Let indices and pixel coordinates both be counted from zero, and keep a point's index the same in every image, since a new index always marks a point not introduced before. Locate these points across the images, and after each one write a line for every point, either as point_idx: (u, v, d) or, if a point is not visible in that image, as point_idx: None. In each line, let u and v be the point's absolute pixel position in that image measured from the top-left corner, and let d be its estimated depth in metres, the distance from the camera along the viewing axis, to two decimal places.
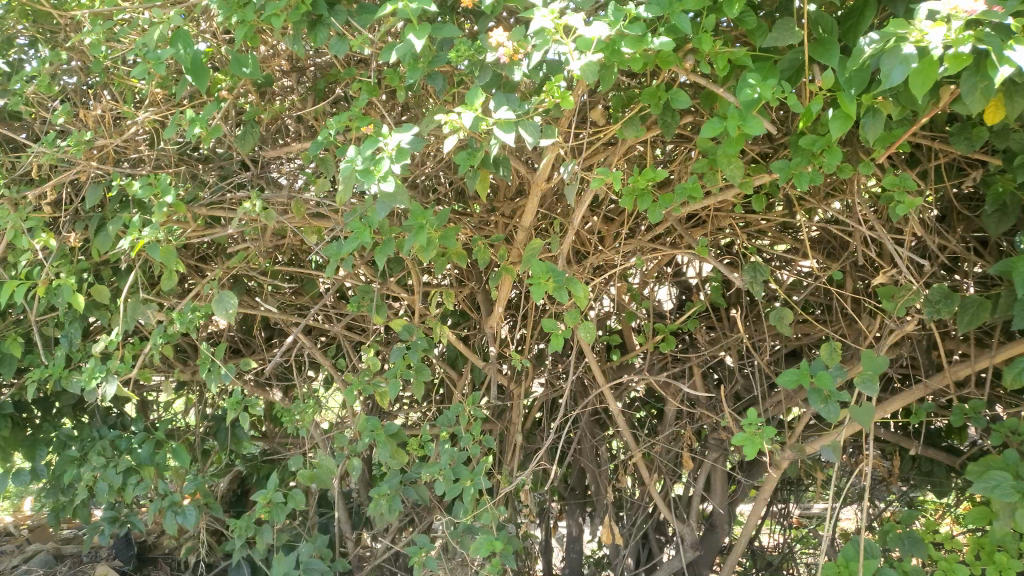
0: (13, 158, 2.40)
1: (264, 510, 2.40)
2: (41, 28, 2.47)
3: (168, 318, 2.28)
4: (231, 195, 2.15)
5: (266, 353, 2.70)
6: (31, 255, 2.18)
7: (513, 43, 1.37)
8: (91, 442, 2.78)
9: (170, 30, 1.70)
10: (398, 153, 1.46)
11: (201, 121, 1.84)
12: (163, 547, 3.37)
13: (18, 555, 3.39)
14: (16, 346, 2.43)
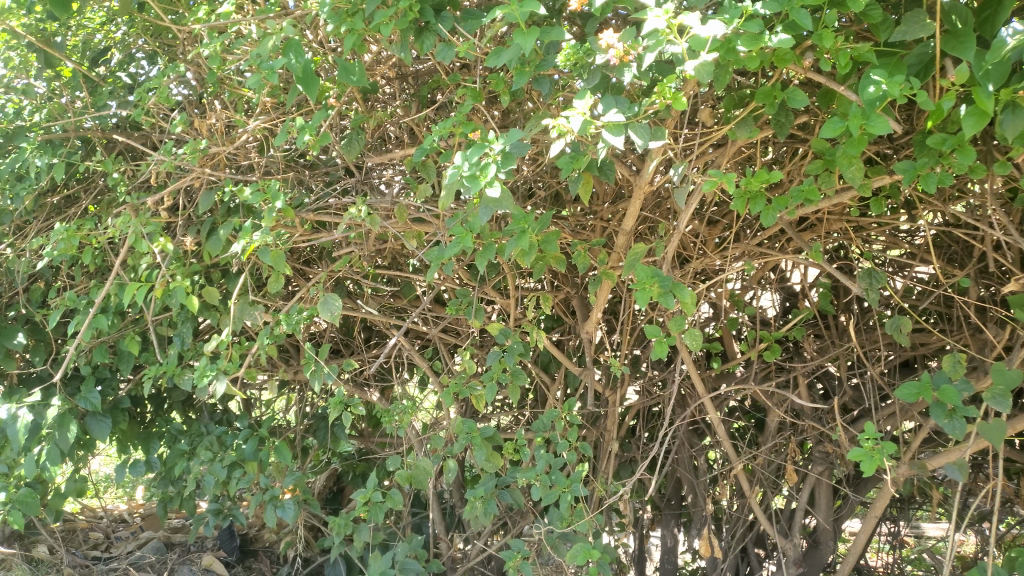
0: (134, 166, 2.54)
1: (363, 509, 2.45)
2: (160, 42, 2.60)
3: (275, 319, 2.36)
4: (337, 200, 2.21)
5: (365, 355, 2.76)
6: (150, 258, 2.29)
7: (624, 45, 1.35)
8: (199, 437, 2.91)
9: (283, 42, 1.76)
10: (505, 158, 1.46)
11: (311, 129, 1.89)
12: (264, 540, 3.50)
13: (133, 541, 3.58)
14: (135, 344, 2.57)
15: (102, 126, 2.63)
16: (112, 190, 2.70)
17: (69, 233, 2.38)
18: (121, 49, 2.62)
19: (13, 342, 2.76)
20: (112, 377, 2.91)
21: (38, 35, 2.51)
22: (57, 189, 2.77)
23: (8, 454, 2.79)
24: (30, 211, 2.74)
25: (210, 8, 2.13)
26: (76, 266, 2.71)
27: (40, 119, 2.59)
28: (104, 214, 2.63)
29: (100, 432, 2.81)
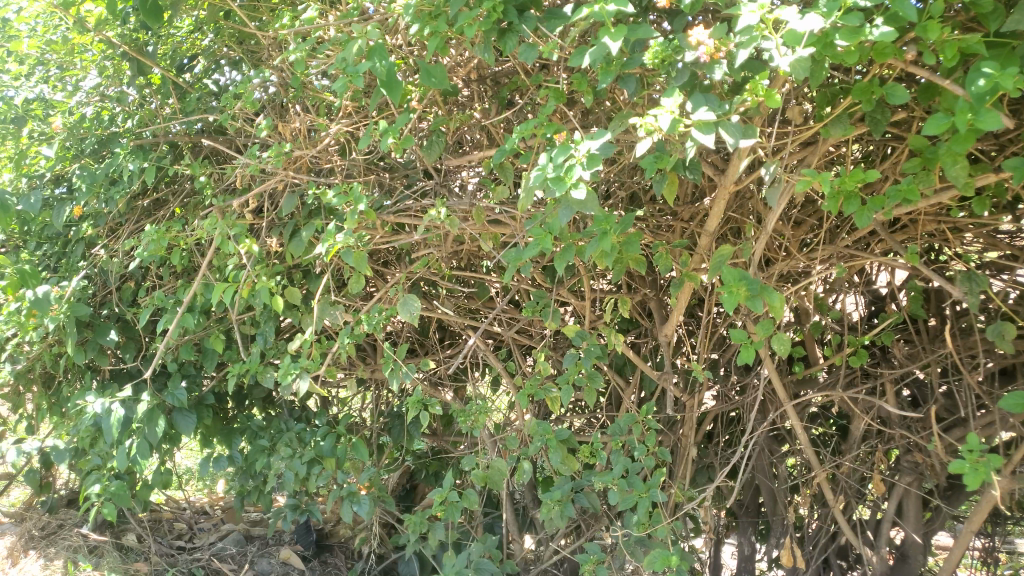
0: (221, 170, 2.62)
1: (439, 508, 2.47)
2: (246, 49, 2.67)
3: (354, 319, 2.41)
4: (417, 202, 2.23)
5: (440, 355, 2.78)
6: (237, 259, 2.36)
7: (715, 41, 1.32)
8: (279, 434, 2.98)
9: (368, 45, 1.79)
10: (590, 160, 1.45)
11: (394, 132, 1.93)
12: (339, 535, 3.57)
13: (214, 533, 3.70)
14: (220, 342, 2.65)
15: (189, 130, 2.73)
16: (199, 193, 2.80)
17: (159, 235, 2.48)
18: (208, 57, 2.70)
19: (106, 339, 2.89)
20: (197, 374, 3.02)
21: (131, 44, 2.60)
22: (148, 192, 2.88)
23: (102, 446, 2.92)
24: (122, 213, 2.85)
25: (295, 14, 2.17)
26: (165, 267, 2.82)
27: (133, 126, 2.70)
28: (191, 216, 2.73)
29: (186, 428, 2.90)
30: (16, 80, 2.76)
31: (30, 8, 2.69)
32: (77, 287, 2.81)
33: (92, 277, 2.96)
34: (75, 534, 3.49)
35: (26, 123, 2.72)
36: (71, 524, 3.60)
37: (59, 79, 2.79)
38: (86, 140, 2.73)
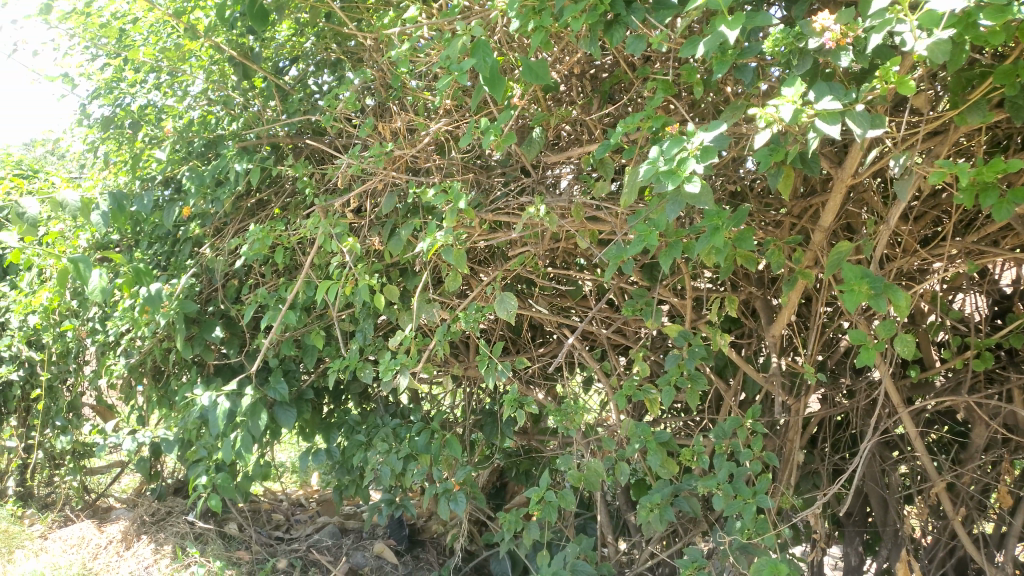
0: (323, 172, 2.68)
1: (536, 507, 2.46)
2: (346, 50, 2.71)
3: (451, 317, 2.43)
4: (515, 200, 2.23)
5: (534, 354, 2.76)
6: (340, 257, 2.42)
7: (841, 26, 1.25)
8: (376, 429, 3.04)
9: (472, 42, 1.79)
10: (704, 153, 1.41)
11: (495, 130, 1.93)
12: (430, 531, 3.61)
13: (311, 525, 3.81)
14: (319, 339, 2.73)
15: (290, 132, 2.79)
16: (300, 193, 2.87)
17: (264, 234, 2.56)
18: (308, 59, 2.75)
19: (212, 336, 3.00)
20: (297, 369, 3.10)
21: (237, 49, 2.68)
22: (252, 193, 2.97)
23: (209, 438, 3.04)
24: (228, 213, 2.96)
25: (397, 14, 2.20)
26: (267, 265, 2.91)
27: (238, 128, 2.80)
28: (293, 216, 2.80)
29: (287, 422, 2.98)
30: (133, 87, 2.96)
31: (146, 18, 2.79)
32: (186, 285, 2.93)
33: (199, 275, 3.08)
34: (182, 521, 3.70)
35: (141, 128, 2.93)
36: (178, 512, 3.80)
37: (169, 85, 2.89)
38: (195, 143, 2.85)
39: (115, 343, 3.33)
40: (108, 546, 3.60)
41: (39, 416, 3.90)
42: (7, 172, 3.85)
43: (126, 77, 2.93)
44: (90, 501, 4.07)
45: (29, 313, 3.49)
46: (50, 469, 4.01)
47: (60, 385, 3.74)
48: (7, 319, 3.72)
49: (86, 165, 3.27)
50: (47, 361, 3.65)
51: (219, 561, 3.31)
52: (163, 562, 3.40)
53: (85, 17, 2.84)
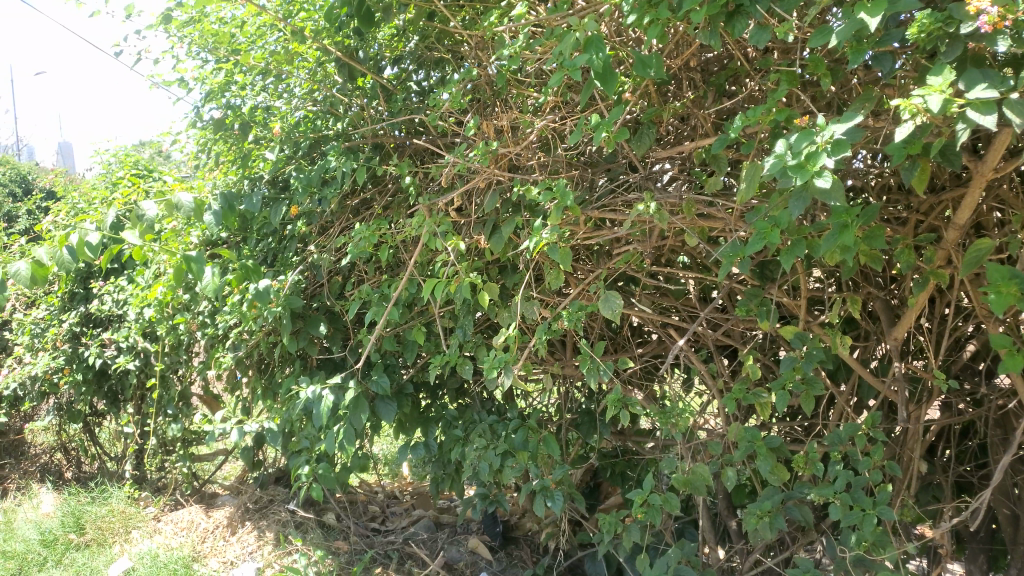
0: (426, 170, 2.72)
1: (638, 509, 2.42)
2: (450, 48, 2.73)
3: (552, 316, 2.42)
4: (622, 197, 2.19)
5: (636, 354, 2.71)
6: (444, 255, 2.45)
7: (999, 9, 1.17)
8: (473, 425, 3.06)
9: (584, 37, 1.77)
10: (837, 146, 1.35)
11: (606, 125, 1.90)
12: (524, 528, 3.62)
13: (406, 517, 3.89)
14: (420, 335, 2.79)
15: (394, 132, 2.84)
16: (403, 192, 2.92)
17: (370, 232, 2.62)
18: (412, 59, 2.79)
19: (317, 331, 3.09)
20: (397, 364, 3.16)
21: (344, 51, 2.75)
22: (356, 191, 3.04)
23: (312, 430, 3.13)
24: (333, 213, 3.04)
25: (504, 12, 2.21)
26: (371, 262, 2.97)
27: (344, 128, 2.87)
28: (396, 215, 2.87)
29: (388, 415, 3.01)
30: (243, 90, 3.00)
31: (256, 22, 2.89)
32: (293, 281, 3.01)
33: (305, 272, 3.17)
34: (283, 510, 3.82)
35: (252, 129, 2.99)
36: (280, 501, 3.93)
37: (275, 86, 2.97)
38: (302, 143, 2.92)
39: (224, 336, 3.47)
40: (215, 531, 3.78)
41: (154, 404, 4.10)
42: (127, 172, 4.07)
43: (236, 82, 3.01)
44: (198, 487, 4.26)
45: (145, 306, 3.67)
46: (162, 454, 4.21)
47: (173, 375, 3.91)
48: (125, 312, 3.92)
49: (200, 166, 3.39)
50: (161, 352, 3.82)
51: (320, 550, 3.40)
52: (266, 548, 3.55)
53: (200, 24, 2.92)
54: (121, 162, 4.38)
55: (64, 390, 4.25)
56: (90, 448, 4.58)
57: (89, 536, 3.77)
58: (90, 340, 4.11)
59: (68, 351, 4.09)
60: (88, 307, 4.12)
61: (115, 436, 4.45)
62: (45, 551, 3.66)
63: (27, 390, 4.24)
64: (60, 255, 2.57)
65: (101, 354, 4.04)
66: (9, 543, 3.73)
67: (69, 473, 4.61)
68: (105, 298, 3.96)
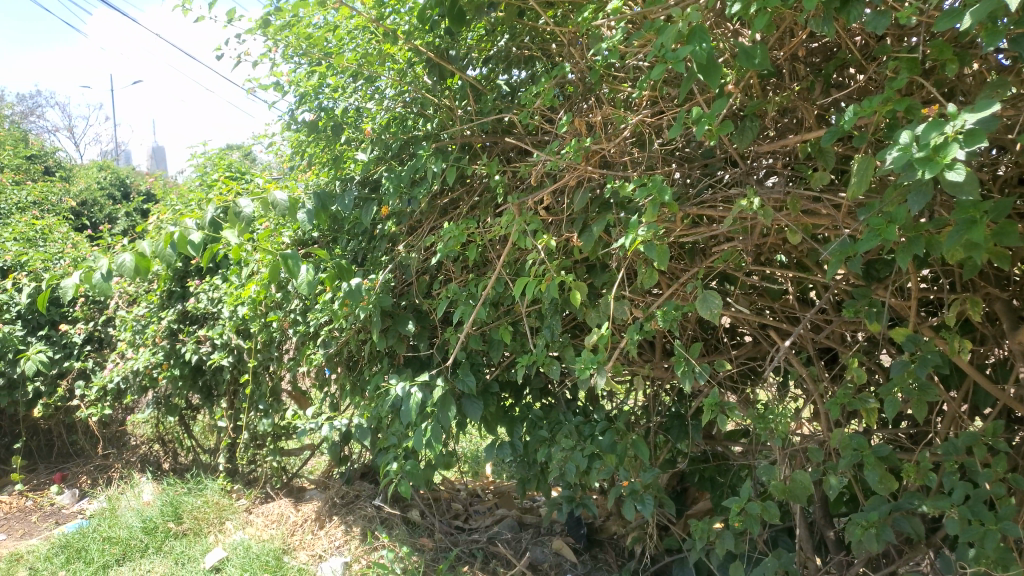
0: (515, 168, 2.72)
1: (734, 516, 2.34)
2: (541, 45, 2.71)
3: (645, 316, 2.37)
4: (722, 194, 2.13)
5: (731, 356, 2.64)
6: (535, 253, 2.43)
7: None
8: (559, 426, 3.03)
9: (687, 27, 1.73)
10: (972, 137, 1.26)
11: (708, 118, 1.84)
12: (609, 531, 3.57)
13: (490, 516, 3.90)
14: (507, 334, 2.78)
15: (483, 132, 2.85)
16: (491, 191, 2.92)
17: (459, 231, 2.63)
18: (502, 58, 2.79)
19: (405, 329, 3.13)
20: (482, 363, 3.17)
21: (435, 51, 2.77)
22: (445, 191, 3.06)
23: (400, 427, 3.16)
24: (422, 212, 3.07)
25: (599, 6, 2.18)
26: (458, 261, 2.98)
27: (433, 129, 2.91)
28: (483, 214, 2.88)
29: (475, 414, 3.01)
30: (336, 92, 3.06)
31: (348, 25, 2.87)
32: (383, 281, 3.05)
33: (394, 271, 3.22)
34: (369, 505, 3.88)
35: (344, 131, 3.04)
36: (366, 496, 3.99)
37: (366, 87, 2.98)
38: (393, 144, 2.96)
39: (315, 334, 3.55)
40: (305, 525, 3.88)
41: (246, 399, 4.21)
42: (223, 175, 4.20)
43: (329, 84, 3.08)
44: (287, 481, 4.37)
45: (239, 304, 3.78)
46: (254, 448, 4.33)
47: (265, 372, 4.02)
48: (220, 310, 4.05)
49: (294, 168, 3.49)
50: (254, 349, 3.93)
51: (406, 546, 3.44)
52: (354, 543, 3.61)
53: (295, 28, 2.93)
54: (217, 164, 4.54)
55: (162, 384, 4.41)
56: (185, 440, 4.75)
57: (186, 525, 3.92)
58: (187, 337, 4.24)
59: (166, 347, 4.24)
60: (186, 305, 4.25)
61: (209, 430, 4.60)
62: (146, 538, 3.81)
63: (128, 383, 4.42)
64: (164, 251, 2.68)
65: (197, 350, 4.18)
66: (114, 529, 3.89)
67: (166, 464, 4.79)
68: (201, 296, 4.10)
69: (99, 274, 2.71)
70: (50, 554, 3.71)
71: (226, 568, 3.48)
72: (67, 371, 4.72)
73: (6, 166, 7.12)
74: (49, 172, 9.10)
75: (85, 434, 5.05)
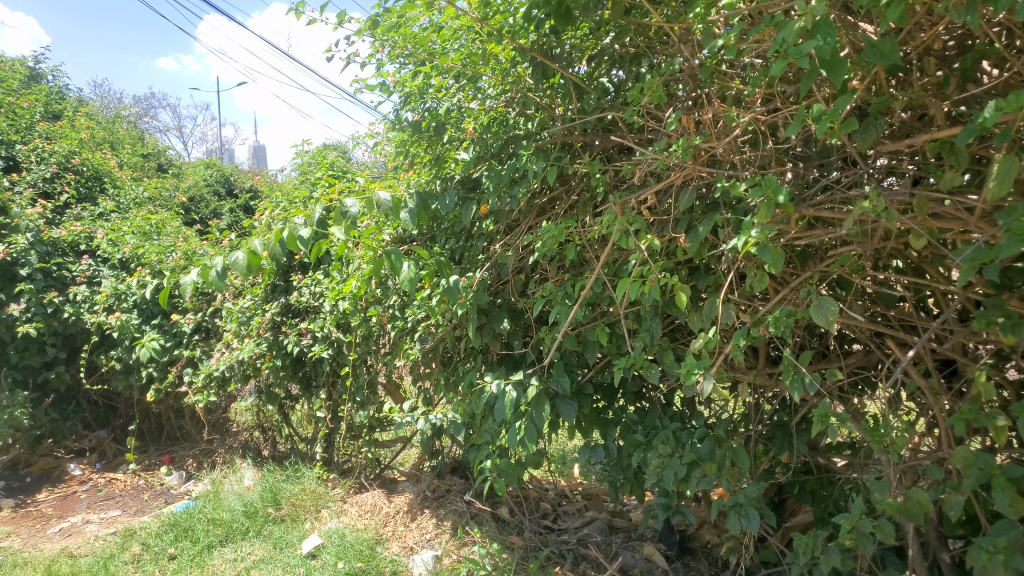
0: (618, 167, 2.68)
1: (845, 534, 2.23)
2: (648, 43, 2.67)
3: (752, 322, 2.30)
4: (841, 195, 2.05)
5: (842, 366, 2.54)
6: (638, 254, 2.39)
7: None
8: (655, 431, 2.97)
9: (811, 22, 1.65)
10: None
11: (830, 116, 1.77)
12: (701, 539, 3.49)
13: (580, 518, 3.88)
14: (604, 335, 2.75)
15: (585, 131, 2.83)
16: (591, 190, 2.89)
17: (559, 230, 2.62)
18: (607, 57, 2.76)
19: (501, 327, 3.15)
20: (577, 364, 3.14)
21: (540, 50, 2.75)
22: (544, 190, 3.06)
23: (493, 425, 3.17)
24: (521, 211, 3.08)
25: (714, 1, 2.12)
26: (556, 261, 2.97)
27: (534, 128, 2.91)
28: (582, 214, 2.86)
29: (569, 415, 2.99)
30: (439, 92, 3.09)
31: (452, 26, 2.93)
32: (480, 278, 3.14)
33: (491, 270, 3.25)
34: (460, 501, 3.92)
35: (446, 131, 3.08)
36: (456, 491, 4.04)
37: (469, 88, 3.03)
38: (493, 143, 2.98)
39: (412, 329, 3.62)
40: (397, 517, 3.95)
41: (344, 391, 4.32)
42: (325, 173, 4.33)
43: (433, 84, 3.12)
44: (379, 473, 4.47)
45: (340, 298, 3.91)
46: (350, 439, 4.45)
47: (363, 365, 4.13)
48: (321, 304, 4.18)
49: (398, 166, 3.55)
50: (353, 342, 4.04)
51: (496, 544, 3.46)
52: (444, 537, 3.66)
53: (402, 29, 2.95)
54: (320, 162, 4.68)
55: (265, 374, 4.57)
56: (284, 428, 4.91)
57: (285, 511, 4.05)
58: (289, 329, 4.37)
59: (269, 339, 4.40)
60: (289, 298, 4.39)
61: (306, 419, 4.74)
62: (248, 521, 3.96)
63: (233, 372, 4.60)
64: (274, 248, 2.81)
65: (299, 342, 4.31)
66: (218, 511, 4.06)
67: (266, 451, 4.98)
68: (304, 290, 4.24)
69: (214, 270, 2.82)
70: (160, 531, 3.91)
71: (323, 555, 3.58)
72: (177, 359, 4.96)
73: (124, 163, 7.52)
74: (162, 170, 9.59)
75: (191, 419, 5.30)
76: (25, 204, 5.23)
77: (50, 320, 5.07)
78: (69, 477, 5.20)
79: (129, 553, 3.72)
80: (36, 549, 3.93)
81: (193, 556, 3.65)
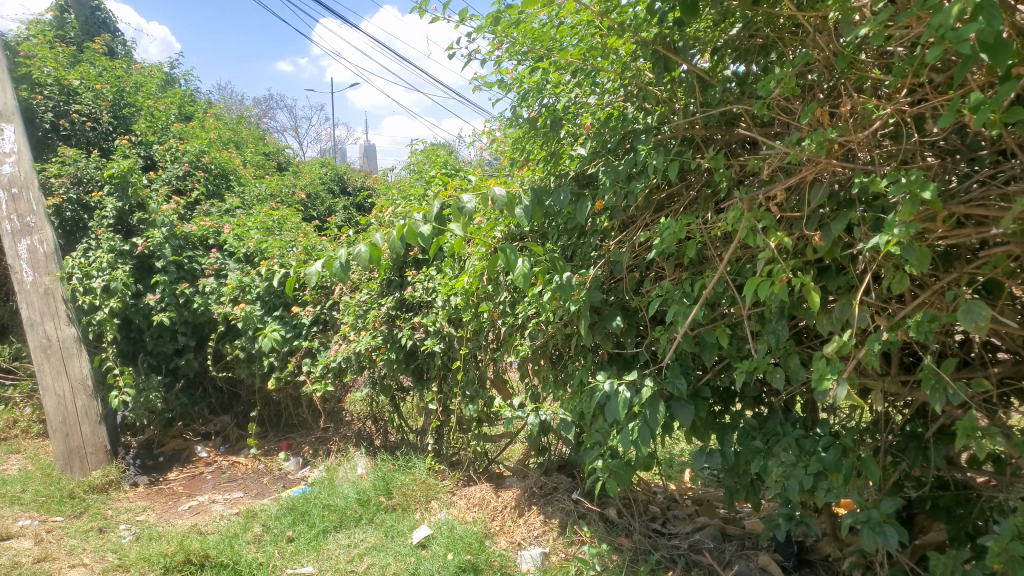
0: (743, 161, 2.58)
1: (993, 558, 2.07)
2: (779, 32, 2.55)
3: (889, 326, 2.16)
4: (997, 191, 1.91)
5: (988, 375, 2.36)
6: (765, 253, 2.29)
7: None
8: (776, 438, 2.85)
9: (972, 3, 1.53)
10: None
11: (991, 105, 1.64)
12: (821, 552, 3.34)
13: (691, 523, 3.79)
14: (725, 337, 2.65)
15: (708, 124, 2.74)
16: (712, 186, 2.79)
17: (680, 227, 2.54)
18: (734, 48, 2.67)
19: (615, 326, 3.10)
20: (693, 365, 3.06)
21: (662, 43, 2.68)
22: (662, 186, 2.99)
23: (604, 425, 3.12)
24: (638, 208, 3.02)
25: None
26: (674, 258, 2.90)
27: (654, 123, 2.85)
28: (703, 210, 2.77)
29: (685, 418, 2.91)
30: (556, 88, 3.07)
31: (572, 21, 2.90)
32: (593, 276, 3.10)
33: (605, 267, 3.20)
34: (567, 499, 3.90)
35: (563, 127, 3.06)
36: (564, 489, 4.02)
37: (587, 84, 3.00)
38: (610, 140, 2.95)
39: (523, 325, 3.61)
40: (505, 511, 3.97)
41: (454, 385, 4.38)
42: (440, 170, 4.39)
43: (550, 80, 3.09)
44: (487, 467, 4.51)
45: (453, 294, 3.96)
46: (459, 432, 4.50)
47: (474, 360, 4.17)
48: (434, 299, 4.25)
49: (512, 162, 3.55)
50: (465, 337, 4.08)
51: (606, 545, 3.41)
52: (552, 534, 3.66)
53: (522, 26, 2.95)
54: (434, 160, 4.75)
55: (379, 366, 4.69)
56: (395, 419, 5.03)
57: (396, 500, 4.15)
58: (403, 323, 4.46)
59: (384, 332, 4.50)
60: (403, 293, 4.47)
61: (417, 411, 4.83)
62: (361, 509, 4.08)
63: (349, 363, 4.75)
64: (395, 242, 2.84)
65: (412, 336, 4.39)
66: (333, 497, 4.21)
67: (378, 441, 5.11)
68: (418, 285, 4.31)
69: (338, 263, 2.90)
70: (279, 514, 4.08)
71: (432, 545, 3.64)
72: (296, 349, 5.15)
73: (248, 161, 7.90)
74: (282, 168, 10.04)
75: (308, 408, 5.50)
76: (161, 201, 5.57)
77: (181, 310, 5.37)
78: (197, 459, 5.53)
79: (251, 533, 3.90)
80: (169, 524, 4.18)
81: (310, 540, 3.79)
